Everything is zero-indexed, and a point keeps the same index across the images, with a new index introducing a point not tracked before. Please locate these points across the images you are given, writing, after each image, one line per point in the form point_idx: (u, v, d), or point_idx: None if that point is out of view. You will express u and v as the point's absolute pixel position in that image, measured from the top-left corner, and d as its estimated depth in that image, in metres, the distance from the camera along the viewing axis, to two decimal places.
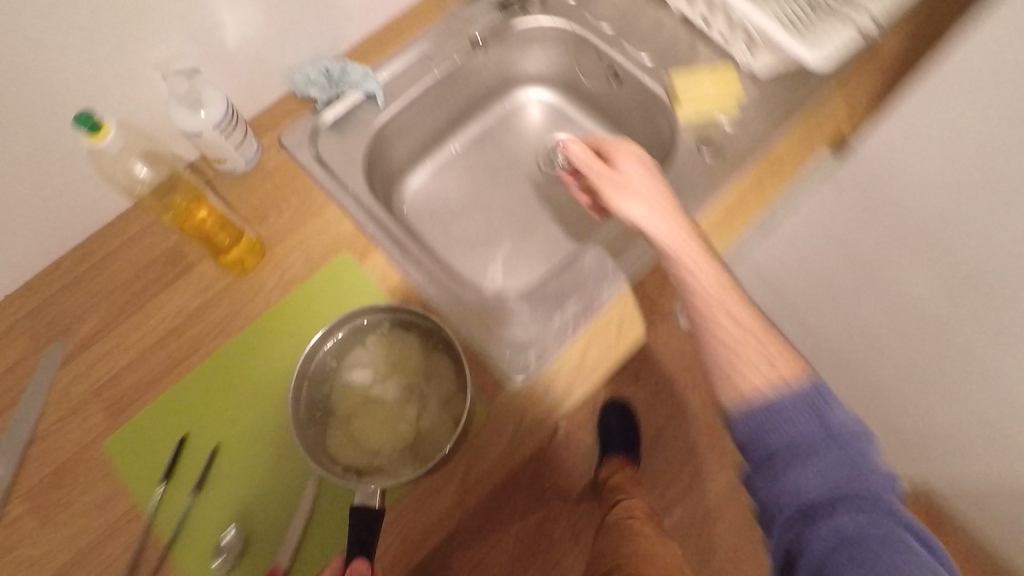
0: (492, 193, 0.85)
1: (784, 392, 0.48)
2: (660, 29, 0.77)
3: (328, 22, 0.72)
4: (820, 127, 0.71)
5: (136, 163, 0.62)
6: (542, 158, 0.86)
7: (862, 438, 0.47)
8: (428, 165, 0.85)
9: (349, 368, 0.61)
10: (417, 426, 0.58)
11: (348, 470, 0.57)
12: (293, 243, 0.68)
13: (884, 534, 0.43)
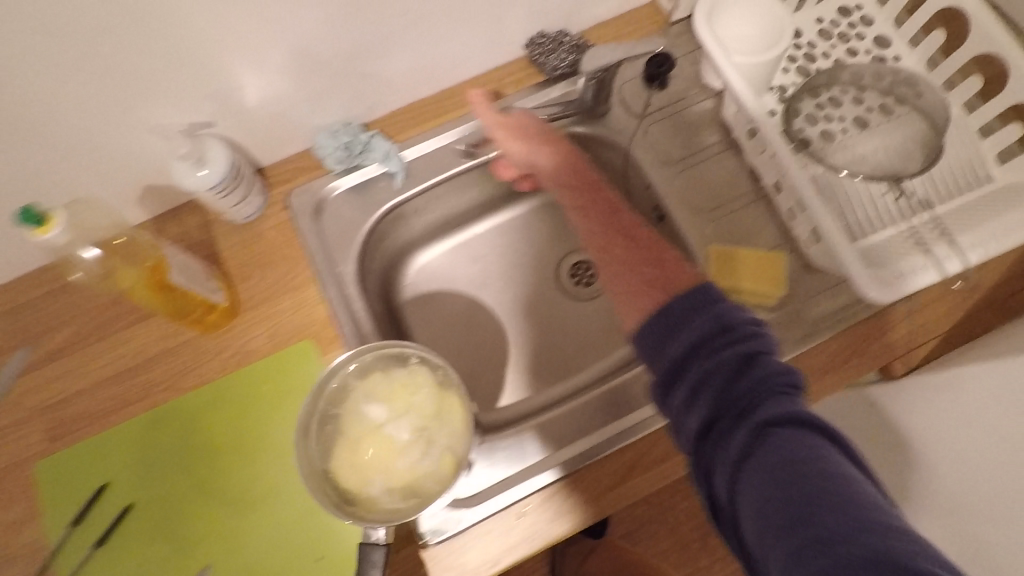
0: (502, 289, 0.80)
1: (695, 330, 0.47)
2: (726, 178, 0.71)
3: (364, 92, 0.68)
4: (861, 353, 0.64)
5: (86, 246, 0.56)
6: (564, 271, 0.81)
7: (788, 380, 0.45)
8: (444, 243, 0.81)
9: (359, 395, 0.58)
10: (420, 470, 0.55)
11: (341, 503, 0.54)
12: (266, 311, 0.66)
13: (821, 470, 0.39)
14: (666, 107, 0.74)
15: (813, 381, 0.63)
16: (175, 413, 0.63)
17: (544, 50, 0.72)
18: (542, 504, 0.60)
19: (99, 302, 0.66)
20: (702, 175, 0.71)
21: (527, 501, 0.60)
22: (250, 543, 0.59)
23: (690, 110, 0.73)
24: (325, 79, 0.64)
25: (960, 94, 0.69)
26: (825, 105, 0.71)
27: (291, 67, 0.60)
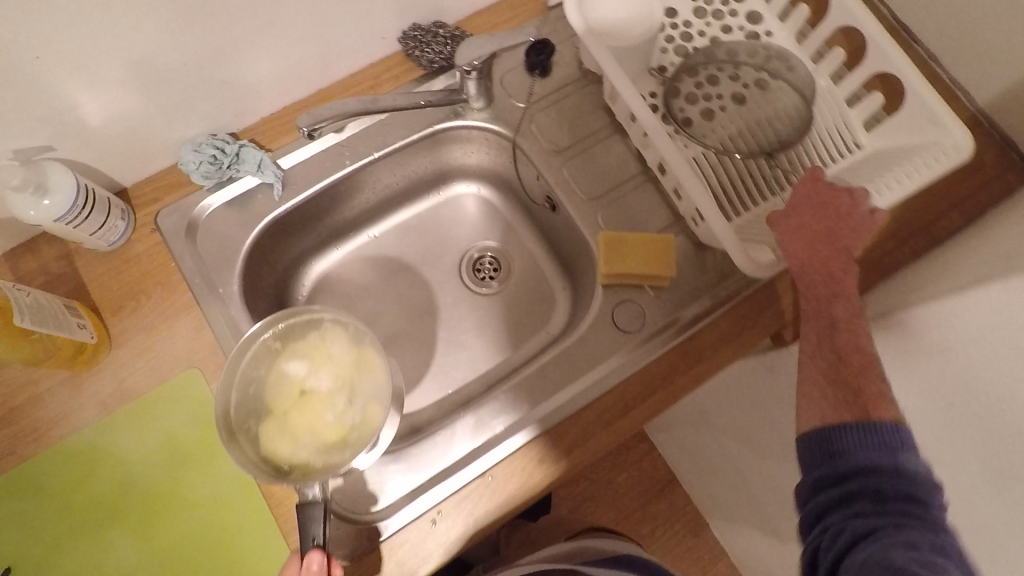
0: (406, 291, 0.79)
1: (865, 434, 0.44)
2: (614, 163, 0.71)
3: (226, 100, 0.64)
4: (753, 324, 0.65)
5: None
6: (467, 267, 0.80)
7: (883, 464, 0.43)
8: (340, 249, 0.78)
9: (269, 364, 0.56)
10: (348, 424, 0.54)
11: (272, 468, 0.52)
12: (143, 343, 0.62)
13: (906, 546, 0.40)
14: (550, 96, 0.73)
15: (710, 356, 0.65)
16: (48, 462, 0.59)
17: (419, 43, 0.69)
18: (456, 507, 0.60)
19: None
20: (592, 161, 0.71)
21: (441, 506, 0.60)
22: None
23: (574, 97, 0.73)
24: (178, 90, 0.59)
25: (827, 67, 0.71)
26: (703, 83, 0.72)
27: (136, 79, 0.56)
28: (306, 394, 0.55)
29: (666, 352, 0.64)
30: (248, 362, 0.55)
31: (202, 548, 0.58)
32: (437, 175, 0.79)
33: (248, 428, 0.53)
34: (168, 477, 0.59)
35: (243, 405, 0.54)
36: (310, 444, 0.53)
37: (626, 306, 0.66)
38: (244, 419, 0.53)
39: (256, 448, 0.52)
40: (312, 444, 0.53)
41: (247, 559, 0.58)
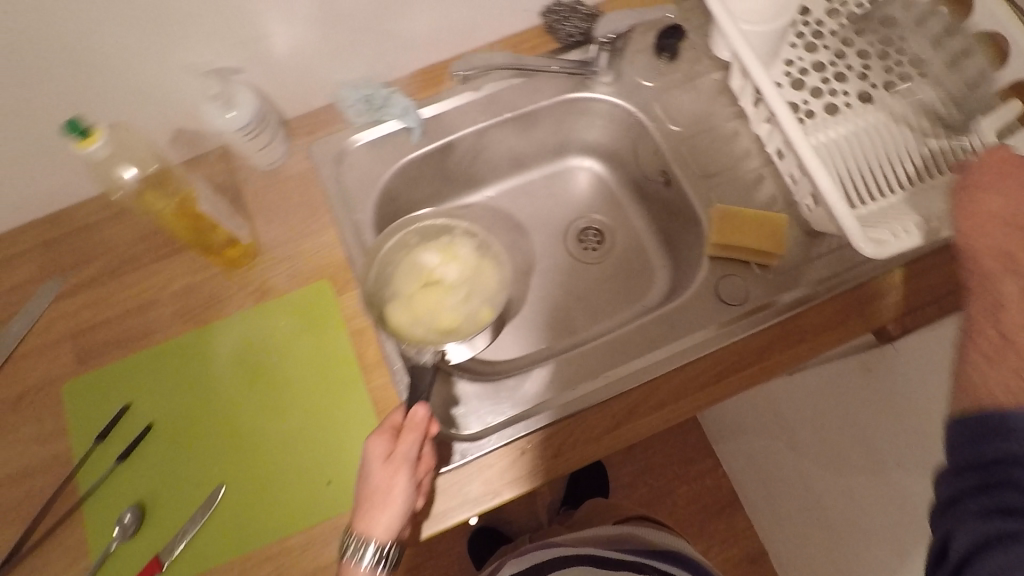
0: (512, 249, 0.84)
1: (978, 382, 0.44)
2: (732, 145, 0.74)
3: (387, 48, 0.71)
4: (860, 313, 0.66)
5: (125, 167, 0.57)
6: (572, 235, 0.84)
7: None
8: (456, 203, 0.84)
9: (416, 253, 0.70)
10: (464, 313, 0.68)
11: (403, 331, 0.65)
12: (286, 253, 0.70)
13: None
14: (675, 79, 0.76)
15: (811, 338, 0.65)
16: (196, 342, 0.67)
17: (560, 17, 0.74)
18: (544, 442, 0.63)
19: (128, 239, 0.70)
20: (710, 143, 0.74)
21: (530, 437, 0.63)
22: (263, 465, 0.63)
23: (698, 83, 0.76)
24: (351, 33, 0.67)
25: None
26: (831, 79, 0.73)
27: (320, 18, 0.64)
28: (435, 283, 0.69)
29: (766, 329, 0.65)
30: (392, 251, 0.69)
31: (312, 437, 0.64)
32: (555, 144, 0.83)
33: (387, 299, 0.66)
34: (292, 370, 0.66)
35: (383, 282, 0.67)
36: (435, 320, 0.67)
37: (728, 280, 0.69)
38: (386, 291, 0.67)
39: (392, 314, 0.65)
40: (436, 321, 0.67)
41: (351, 453, 0.63)
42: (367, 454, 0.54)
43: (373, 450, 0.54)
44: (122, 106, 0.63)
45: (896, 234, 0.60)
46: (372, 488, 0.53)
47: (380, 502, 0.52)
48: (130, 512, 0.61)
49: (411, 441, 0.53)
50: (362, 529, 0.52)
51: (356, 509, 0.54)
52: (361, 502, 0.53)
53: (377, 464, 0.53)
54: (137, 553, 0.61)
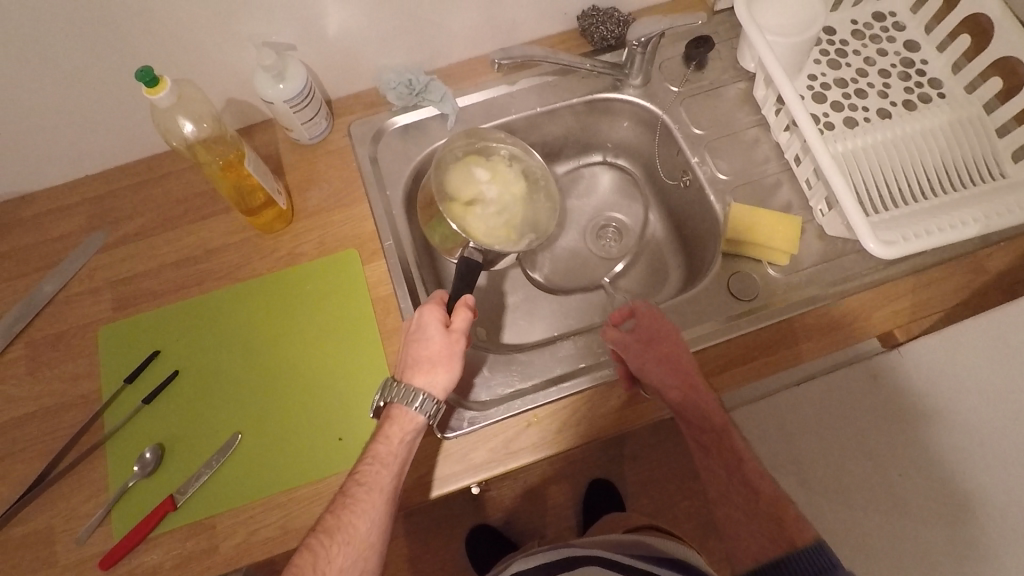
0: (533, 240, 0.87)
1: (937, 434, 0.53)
2: (752, 151, 0.77)
3: (430, 39, 0.75)
4: (864, 319, 0.69)
5: (182, 121, 0.62)
6: (589, 231, 0.88)
7: None
8: None
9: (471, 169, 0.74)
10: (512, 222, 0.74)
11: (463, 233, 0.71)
12: (319, 221, 0.74)
13: None
14: (700, 86, 0.80)
15: (816, 338, 0.69)
16: (227, 298, 0.71)
17: (595, 20, 0.77)
18: (553, 415, 0.65)
19: (176, 198, 0.75)
20: (731, 147, 0.77)
21: (537, 411, 0.65)
22: (281, 417, 0.66)
23: (722, 91, 0.80)
24: (398, 21, 0.72)
25: (979, 97, 0.74)
26: (852, 95, 0.76)
27: (373, 5, 0.68)
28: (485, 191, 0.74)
29: (773, 325, 0.69)
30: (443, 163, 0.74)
31: (331, 395, 0.67)
32: (582, 143, 0.87)
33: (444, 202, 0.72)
34: (317, 331, 0.69)
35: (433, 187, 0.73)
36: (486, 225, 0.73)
37: (739, 276, 0.72)
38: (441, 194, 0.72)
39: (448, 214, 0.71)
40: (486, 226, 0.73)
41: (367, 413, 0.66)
42: (424, 321, 0.62)
43: (431, 318, 0.62)
44: (183, 70, 0.68)
45: (906, 237, 0.63)
46: (431, 348, 0.61)
47: (443, 362, 0.61)
48: (150, 451, 0.64)
49: (465, 314, 0.62)
50: (422, 381, 0.60)
51: (407, 369, 0.61)
52: (419, 360, 0.61)
53: (437, 330, 0.61)
54: (154, 490, 0.63)
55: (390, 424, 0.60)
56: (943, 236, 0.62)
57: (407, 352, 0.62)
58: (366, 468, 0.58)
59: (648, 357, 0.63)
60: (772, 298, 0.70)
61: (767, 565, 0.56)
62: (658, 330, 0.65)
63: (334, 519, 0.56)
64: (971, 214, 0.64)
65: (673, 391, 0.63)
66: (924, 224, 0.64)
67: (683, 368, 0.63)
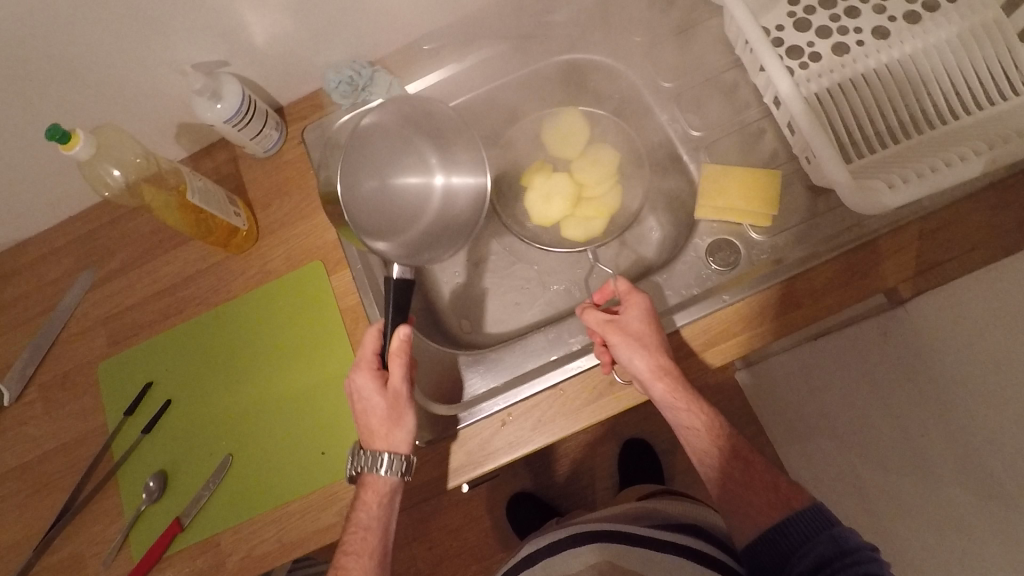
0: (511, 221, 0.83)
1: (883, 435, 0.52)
2: (730, 100, 0.69)
3: (366, 29, 0.71)
4: (868, 277, 0.61)
5: (109, 168, 0.63)
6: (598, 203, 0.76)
7: None
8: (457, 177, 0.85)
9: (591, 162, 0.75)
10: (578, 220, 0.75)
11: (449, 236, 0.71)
12: (283, 236, 0.73)
13: None
14: (668, 31, 0.72)
15: (809, 304, 0.62)
16: (206, 324, 0.72)
17: None
18: (525, 413, 0.63)
19: (146, 230, 0.76)
20: (706, 97, 0.70)
21: (511, 410, 0.63)
22: (266, 436, 0.68)
23: (694, 34, 0.71)
24: (326, 17, 0.67)
25: None
26: (842, 16, 0.66)
27: (295, 7, 0.64)
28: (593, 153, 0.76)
29: (759, 293, 0.62)
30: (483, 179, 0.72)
31: (312, 410, 0.67)
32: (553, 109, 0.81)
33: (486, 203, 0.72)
34: (291, 347, 0.70)
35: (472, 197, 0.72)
36: (554, 197, 0.75)
37: (719, 242, 0.67)
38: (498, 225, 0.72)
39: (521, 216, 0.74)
40: (558, 199, 0.75)
41: (347, 427, 0.66)
42: (362, 388, 0.58)
43: (365, 385, 0.58)
44: (121, 105, 0.67)
45: (893, 185, 0.56)
46: (386, 417, 0.58)
47: (392, 423, 0.58)
48: (153, 479, 0.68)
49: (404, 360, 0.58)
50: (383, 446, 0.58)
51: (365, 433, 0.59)
52: (374, 427, 0.58)
53: (377, 394, 0.57)
54: (162, 515, 0.67)
55: (365, 491, 0.58)
56: (938, 176, 0.54)
57: (361, 417, 0.59)
58: (354, 533, 0.57)
59: (628, 342, 0.58)
60: (759, 263, 0.64)
61: (767, 533, 0.53)
62: (640, 314, 0.60)
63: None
64: (973, 146, 0.55)
65: (650, 376, 0.57)
66: (915, 165, 0.57)
67: (661, 355, 0.58)
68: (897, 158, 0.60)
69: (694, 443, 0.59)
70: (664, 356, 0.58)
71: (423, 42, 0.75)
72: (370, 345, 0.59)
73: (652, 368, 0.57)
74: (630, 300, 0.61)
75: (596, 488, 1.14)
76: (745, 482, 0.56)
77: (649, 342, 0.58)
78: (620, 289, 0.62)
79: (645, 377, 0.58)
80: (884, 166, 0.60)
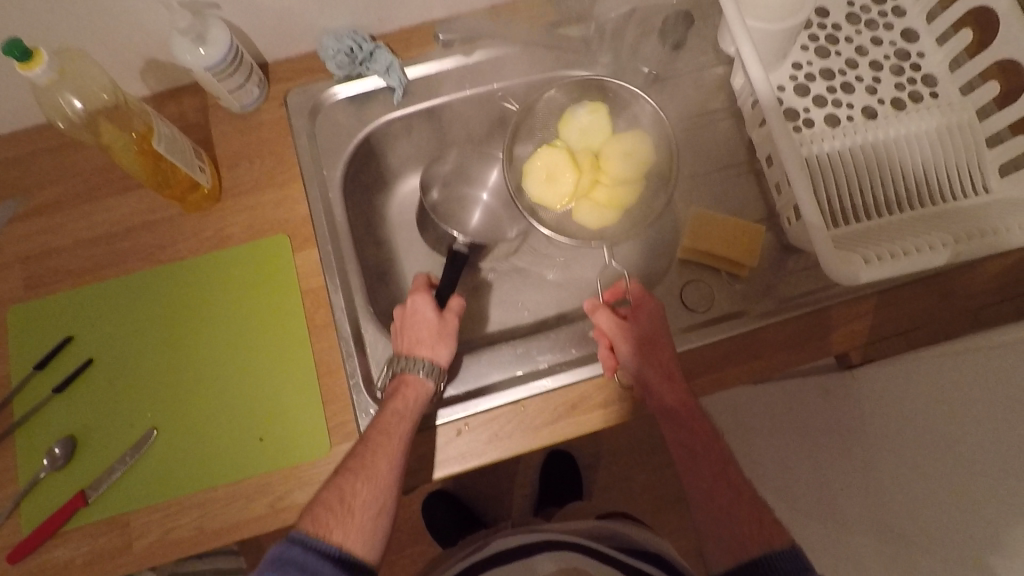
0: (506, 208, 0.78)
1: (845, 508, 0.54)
2: (724, 150, 0.72)
3: (375, 3, 0.67)
4: (828, 340, 0.64)
5: (69, 97, 0.56)
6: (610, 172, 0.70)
7: None
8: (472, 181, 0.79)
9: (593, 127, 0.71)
10: (596, 205, 0.70)
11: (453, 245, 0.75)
12: (248, 201, 0.68)
13: None
14: (675, 68, 0.73)
15: (768, 357, 0.64)
16: (147, 281, 0.66)
17: None
18: (482, 426, 0.61)
19: (92, 168, 0.68)
20: (703, 141, 0.72)
21: (468, 420, 0.61)
22: (200, 414, 0.62)
23: (699, 78, 0.73)
24: None
25: (974, 101, 0.67)
26: (837, 88, 0.69)
27: None
28: (623, 141, 0.70)
29: (722, 341, 0.64)
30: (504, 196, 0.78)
31: (255, 393, 0.63)
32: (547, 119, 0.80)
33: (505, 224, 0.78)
34: (243, 323, 0.65)
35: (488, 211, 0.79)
36: (560, 184, 0.69)
37: (693, 284, 0.68)
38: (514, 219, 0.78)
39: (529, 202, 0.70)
40: (564, 189, 0.70)
41: (294, 415, 0.62)
42: (418, 304, 0.64)
43: (425, 302, 0.64)
44: (88, 28, 0.60)
45: (868, 260, 0.58)
46: (437, 329, 0.62)
47: (442, 335, 0.62)
48: (60, 445, 0.61)
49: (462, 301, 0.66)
50: (425, 353, 0.61)
51: (407, 343, 0.62)
52: (422, 334, 0.62)
53: (434, 308, 0.63)
54: (65, 486, 0.60)
55: (402, 387, 0.59)
56: (910, 260, 0.57)
57: (405, 334, 0.62)
58: (386, 418, 0.57)
59: (636, 347, 0.59)
60: (726, 311, 0.66)
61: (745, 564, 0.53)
62: (649, 319, 0.61)
63: (358, 458, 0.55)
64: (941, 237, 0.59)
65: (658, 384, 0.58)
66: (888, 244, 0.60)
67: (668, 362, 0.59)
68: (868, 235, 0.64)
69: (693, 480, 0.59)
70: (673, 361, 0.60)
71: (440, 31, 0.71)
72: (423, 279, 0.67)
73: (659, 377, 0.59)
74: (642, 307, 0.62)
75: (514, 496, 1.14)
76: (728, 508, 0.56)
77: (657, 348, 0.60)
78: (632, 293, 0.63)
79: (652, 385, 0.59)
80: (857, 241, 0.63)
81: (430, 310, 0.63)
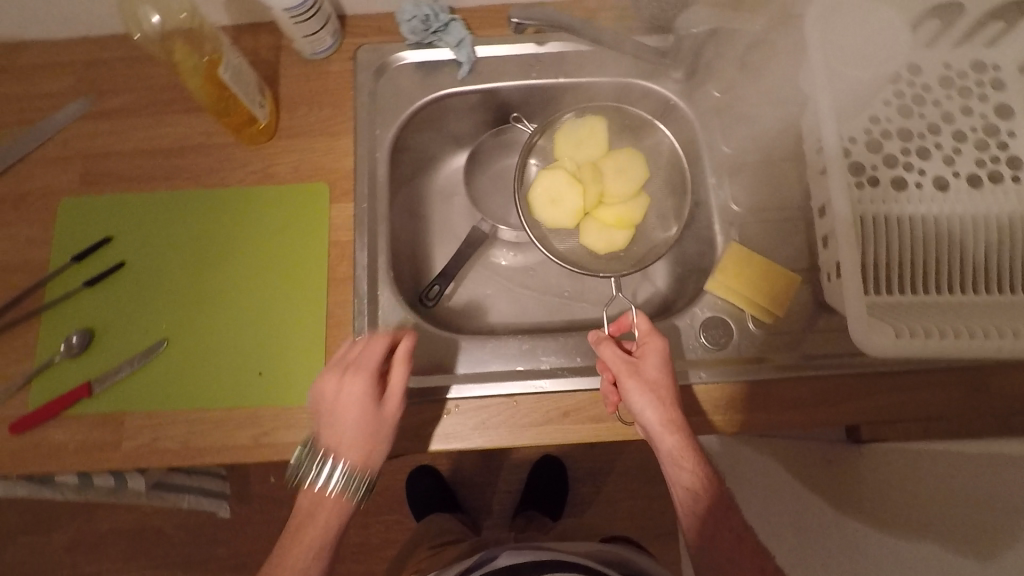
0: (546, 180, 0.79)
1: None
2: (780, 190, 0.69)
3: None
4: (842, 408, 0.62)
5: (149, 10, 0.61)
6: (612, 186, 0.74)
7: None
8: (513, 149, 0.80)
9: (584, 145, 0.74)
10: (603, 229, 0.73)
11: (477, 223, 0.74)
12: (300, 144, 0.69)
13: None
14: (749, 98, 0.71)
15: (776, 410, 0.62)
16: (190, 201, 0.68)
17: None
18: (472, 411, 0.61)
19: (164, 83, 0.71)
20: (760, 177, 0.70)
21: (460, 402, 0.62)
22: (211, 335, 0.65)
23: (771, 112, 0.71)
24: None
25: None
26: (912, 152, 0.66)
27: None
28: (617, 161, 0.74)
29: (731, 384, 0.62)
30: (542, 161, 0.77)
31: (266, 327, 0.65)
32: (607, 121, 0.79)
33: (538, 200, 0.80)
34: (269, 258, 0.67)
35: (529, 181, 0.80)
36: (567, 204, 0.71)
37: (717, 319, 0.66)
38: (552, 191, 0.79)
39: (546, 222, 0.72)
40: (571, 208, 0.71)
41: (295, 357, 0.64)
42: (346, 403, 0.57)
43: (373, 364, 0.58)
44: None
45: (900, 334, 0.55)
46: (371, 422, 0.57)
47: (369, 432, 0.57)
48: (78, 335, 0.64)
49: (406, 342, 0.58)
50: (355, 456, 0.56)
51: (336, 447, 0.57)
52: (349, 439, 0.57)
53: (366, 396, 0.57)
54: (75, 375, 0.63)
55: (343, 434, 0.57)
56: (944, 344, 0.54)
57: (334, 422, 0.57)
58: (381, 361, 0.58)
59: (641, 389, 0.55)
60: (744, 354, 0.64)
61: None
62: (657, 362, 0.56)
63: (353, 389, 0.57)
64: (986, 329, 0.55)
65: (660, 430, 0.54)
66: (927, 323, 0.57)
67: (675, 409, 0.55)
68: (908, 310, 0.60)
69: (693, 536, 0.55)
70: (679, 408, 0.55)
71: (513, 17, 0.67)
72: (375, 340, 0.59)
73: (661, 425, 0.54)
74: (649, 345, 0.57)
75: (499, 488, 1.14)
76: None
77: (662, 392, 0.55)
78: (641, 328, 0.59)
79: (653, 429, 0.55)
80: (895, 313, 0.60)
81: (358, 407, 0.56)
